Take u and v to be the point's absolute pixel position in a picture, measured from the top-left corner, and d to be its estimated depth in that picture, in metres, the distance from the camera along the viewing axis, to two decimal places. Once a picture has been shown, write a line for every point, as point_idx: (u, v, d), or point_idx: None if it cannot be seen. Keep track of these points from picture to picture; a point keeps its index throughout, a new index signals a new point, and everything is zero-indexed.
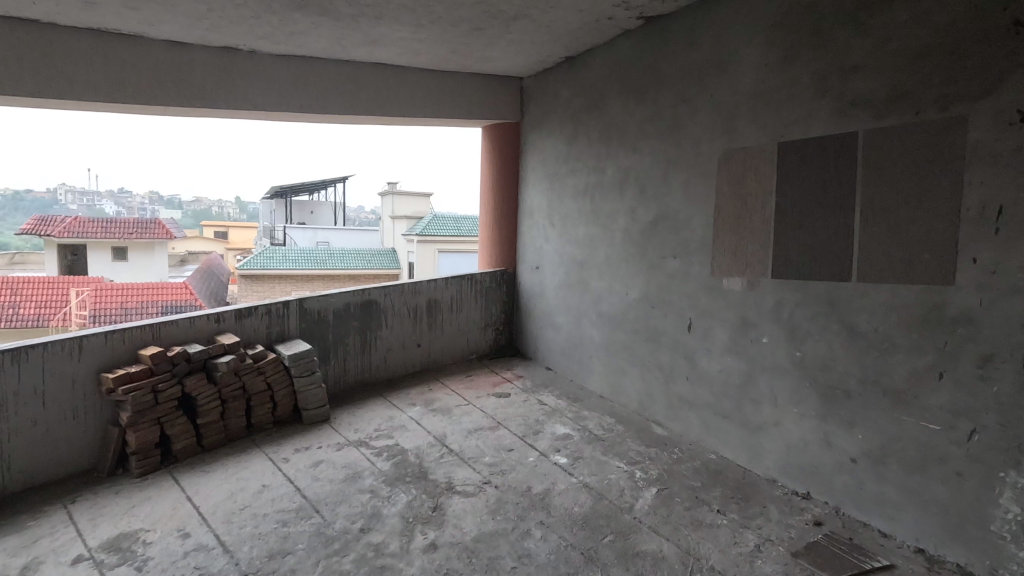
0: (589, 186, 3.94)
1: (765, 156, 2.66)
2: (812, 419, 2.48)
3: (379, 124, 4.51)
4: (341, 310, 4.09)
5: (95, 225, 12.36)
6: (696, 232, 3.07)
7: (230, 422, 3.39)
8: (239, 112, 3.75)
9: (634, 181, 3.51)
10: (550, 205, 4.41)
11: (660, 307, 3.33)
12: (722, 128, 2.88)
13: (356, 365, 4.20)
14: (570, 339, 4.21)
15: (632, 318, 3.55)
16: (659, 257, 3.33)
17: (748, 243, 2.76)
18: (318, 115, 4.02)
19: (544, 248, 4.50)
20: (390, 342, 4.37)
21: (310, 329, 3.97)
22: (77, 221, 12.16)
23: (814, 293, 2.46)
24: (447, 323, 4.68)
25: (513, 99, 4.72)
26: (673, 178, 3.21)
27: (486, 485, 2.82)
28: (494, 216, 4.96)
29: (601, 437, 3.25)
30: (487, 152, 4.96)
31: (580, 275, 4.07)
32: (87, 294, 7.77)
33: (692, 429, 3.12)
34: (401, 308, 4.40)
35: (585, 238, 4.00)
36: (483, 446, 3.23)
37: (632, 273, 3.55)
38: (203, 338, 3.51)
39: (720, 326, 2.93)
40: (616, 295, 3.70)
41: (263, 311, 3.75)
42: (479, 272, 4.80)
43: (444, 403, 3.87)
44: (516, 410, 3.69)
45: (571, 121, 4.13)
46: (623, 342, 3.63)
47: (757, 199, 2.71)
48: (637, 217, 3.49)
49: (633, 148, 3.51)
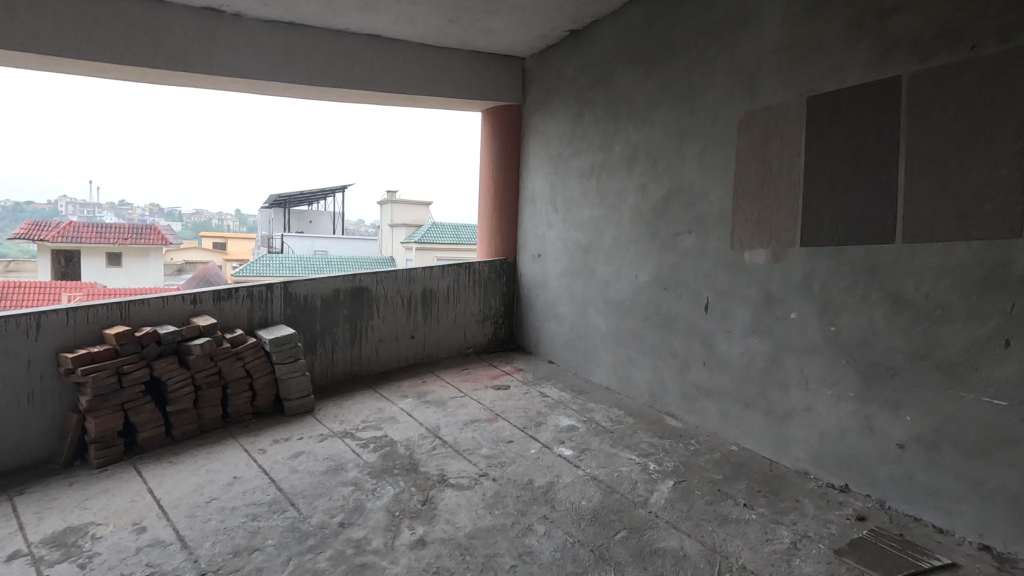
0: (595, 165, 3.70)
1: (792, 113, 2.42)
2: (850, 402, 2.20)
3: (373, 103, 4.29)
4: (329, 296, 3.82)
5: (89, 229, 12.17)
6: (713, 203, 2.81)
7: (204, 412, 3.10)
8: (222, 82, 3.54)
9: (644, 154, 3.27)
10: (553, 189, 4.16)
11: (673, 289, 3.06)
12: (743, 88, 2.64)
13: (344, 356, 3.92)
14: (574, 330, 3.93)
15: (642, 302, 3.28)
16: (672, 234, 3.07)
17: (773, 211, 2.51)
18: (308, 89, 3.80)
19: (547, 235, 4.25)
20: (382, 333, 4.10)
21: (295, 315, 3.70)
22: (71, 226, 11.98)
23: (850, 260, 2.20)
24: (444, 314, 4.40)
25: (514, 80, 4.50)
26: (687, 147, 2.97)
27: (482, 478, 2.53)
28: (494, 203, 4.72)
29: (609, 430, 2.96)
30: (486, 137, 4.73)
31: (585, 260, 3.80)
32: (78, 296, 7.58)
33: (710, 420, 2.84)
34: (394, 296, 4.13)
35: (591, 221, 3.75)
36: (479, 438, 2.94)
37: (642, 254, 3.29)
38: (176, 320, 3.23)
39: (742, 304, 2.66)
40: (624, 279, 3.44)
41: (244, 294, 3.48)
42: (478, 262, 4.54)
43: (438, 396, 3.58)
44: (517, 402, 3.40)
45: (575, 98, 3.90)
46: (633, 329, 3.36)
47: (783, 161, 2.46)
48: (647, 193, 3.24)
49: (643, 120, 3.28)
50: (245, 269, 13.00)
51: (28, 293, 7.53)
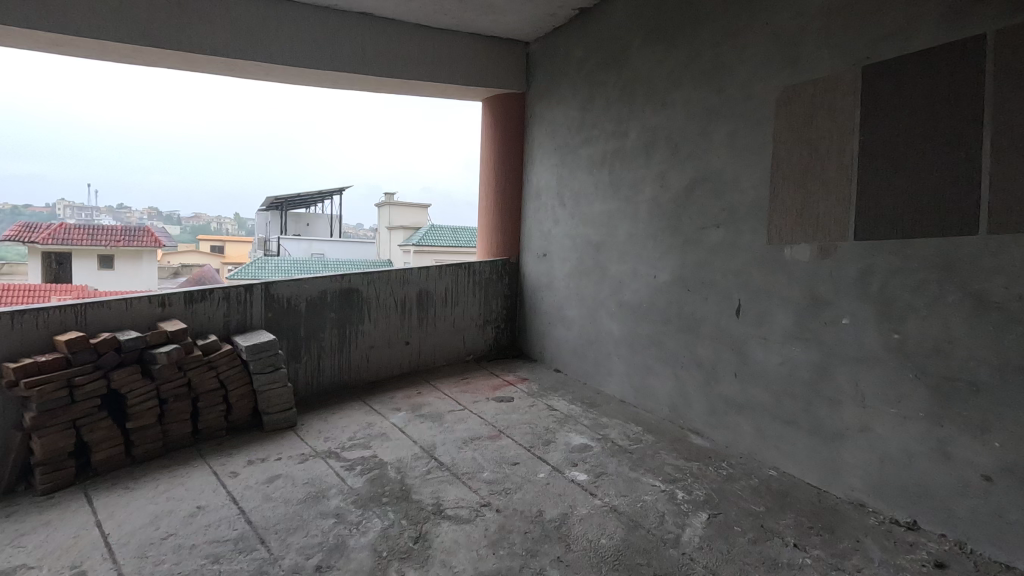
0: (608, 154, 3.37)
1: (845, 85, 2.09)
2: (919, 423, 1.87)
3: (365, 89, 3.97)
4: (315, 298, 3.48)
5: (81, 232, 11.91)
6: (746, 192, 2.48)
7: (170, 428, 2.75)
8: (196, 61, 3.23)
9: (665, 140, 2.94)
10: (561, 182, 3.83)
11: (698, 290, 2.73)
12: (782, 59, 2.32)
13: (332, 364, 3.58)
14: (584, 336, 3.59)
15: (662, 305, 2.95)
16: (696, 228, 2.74)
17: (820, 200, 2.18)
18: (292, 71, 3.48)
19: (553, 232, 3.92)
20: (374, 338, 3.76)
21: (277, 320, 3.36)
22: (62, 227, 11.73)
23: (918, 255, 1.87)
24: (441, 318, 4.06)
25: (518, 65, 4.18)
26: (715, 130, 2.64)
27: (484, 509, 2.19)
28: (495, 198, 4.38)
29: (627, 450, 2.62)
30: (487, 127, 4.40)
31: (596, 259, 3.47)
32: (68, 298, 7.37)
33: (743, 439, 2.50)
34: (386, 299, 3.79)
35: (603, 216, 3.41)
36: (480, 459, 2.60)
37: (662, 251, 2.96)
38: (141, 324, 2.88)
39: (781, 307, 2.33)
40: (641, 280, 3.10)
41: (220, 295, 3.13)
42: (478, 262, 4.21)
43: (435, 409, 3.24)
44: (521, 417, 3.06)
45: (585, 82, 3.57)
46: (651, 335, 3.02)
47: (833, 142, 2.13)
48: (668, 183, 2.91)
49: (663, 102, 2.95)
50: (239, 273, 12.65)
51: (17, 294, 7.25)
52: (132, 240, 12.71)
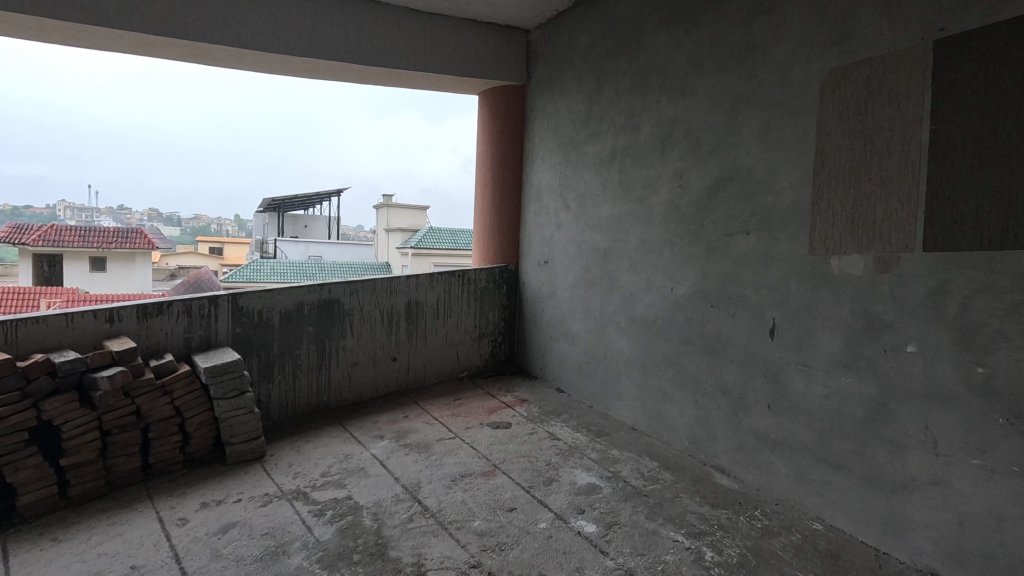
0: (618, 151, 3.01)
1: (910, 65, 1.73)
2: (1013, 480, 1.50)
3: (350, 79, 3.60)
4: (291, 311, 3.13)
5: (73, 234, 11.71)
6: (783, 193, 2.12)
7: (114, 463, 2.39)
8: (154, 44, 2.87)
9: (684, 134, 2.58)
10: (564, 182, 3.47)
11: (724, 306, 2.37)
12: (829, 35, 1.95)
13: (309, 384, 3.22)
14: (589, 354, 3.23)
15: (680, 322, 2.59)
16: (722, 235, 2.38)
17: (877, 203, 1.82)
18: (265, 58, 3.13)
19: (556, 237, 3.56)
20: (358, 355, 3.40)
21: (247, 335, 2.99)
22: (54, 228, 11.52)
23: (1011, 272, 1.51)
24: (432, 332, 3.70)
25: (517, 54, 3.82)
26: (745, 121, 2.27)
27: (474, 572, 1.82)
28: (492, 200, 4.03)
29: (642, 493, 2.26)
30: (484, 122, 4.04)
31: (604, 268, 3.11)
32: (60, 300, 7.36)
33: (778, 482, 2.14)
34: (372, 311, 3.42)
35: (612, 221, 3.05)
36: (471, 503, 2.23)
37: (680, 261, 2.60)
38: (85, 343, 2.52)
39: (827, 329, 1.96)
40: (656, 293, 2.74)
41: (179, 308, 2.77)
42: (474, 269, 3.86)
43: (422, 437, 2.88)
44: (520, 448, 2.70)
45: (592, 71, 3.21)
46: (667, 356, 2.66)
47: (895, 133, 1.77)
48: (687, 183, 2.55)
49: (682, 90, 2.59)
50: (234, 276, 12.32)
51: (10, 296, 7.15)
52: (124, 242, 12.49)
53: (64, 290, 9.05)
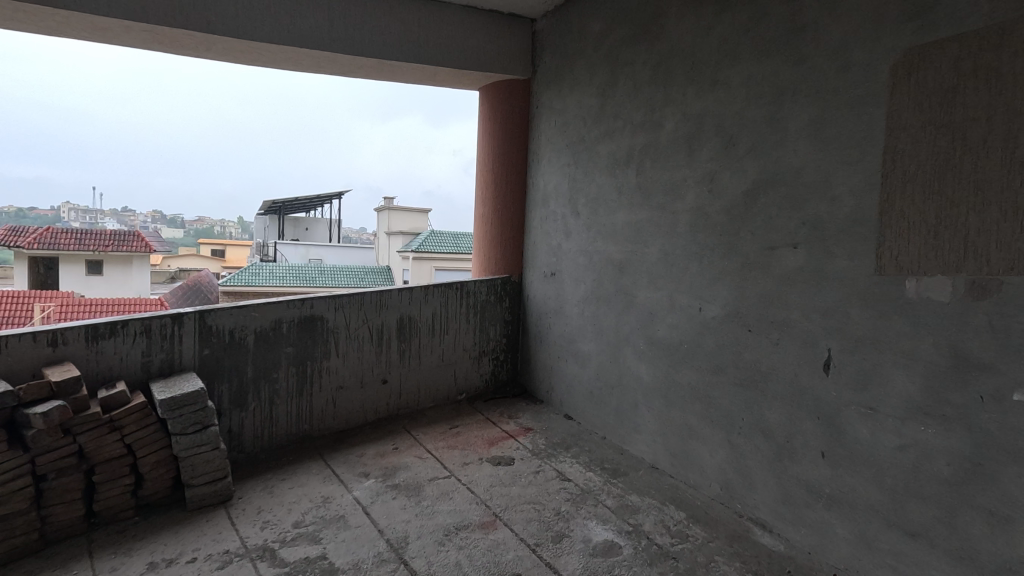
0: (636, 151, 2.66)
1: (1017, 40, 1.38)
2: None
3: (336, 72, 3.26)
4: (267, 330, 2.78)
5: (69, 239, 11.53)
6: (841, 200, 1.77)
7: (51, 513, 2.05)
8: (111, 28, 2.54)
9: (716, 130, 2.23)
10: (574, 185, 3.13)
11: (764, 332, 2.02)
12: (903, 8, 1.60)
13: (288, 411, 2.88)
14: (602, 379, 2.88)
15: (711, 349, 2.24)
16: (762, 248, 2.03)
17: (972, 213, 1.46)
18: (239, 46, 2.80)
19: (565, 246, 3.21)
20: (343, 377, 3.05)
21: (216, 358, 2.65)
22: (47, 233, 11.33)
23: None
24: (427, 351, 3.35)
25: (521, 45, 3.48)
26: (792, 114, 1.92)
27: None
28: (494, 205, 3.69)
29: (670, 555, 1.91)
30: (485, 120, 3.70)
31: (619, 283, 2.76)
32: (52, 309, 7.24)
33: (835, 547, 1.79)
34: (359, 328, 3.08)
35: (628, 230, 2.70)
36: (467, 567, 1.89)
37: (710, 277, 2.25)
38: (22, 372, 2.18)
39: (900, 367, 1.61)
40: (680, 313, 2.39)
41: (136, 329, 2.42)
42: (473, 281, 3.51)
43: (413, 476, 2.53)
44: (524, 492, 2.35)
45: (605, 62, 2.86)
46: (694, 387, 2.31)
47: (995, 126, 1.42)
48: (719, 188, 2.21)
49: (713, 81, 2.24)
50: (231, 279, 12.01)
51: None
52: (120, 246, 12.25)
53: (58, 294, 8.80)
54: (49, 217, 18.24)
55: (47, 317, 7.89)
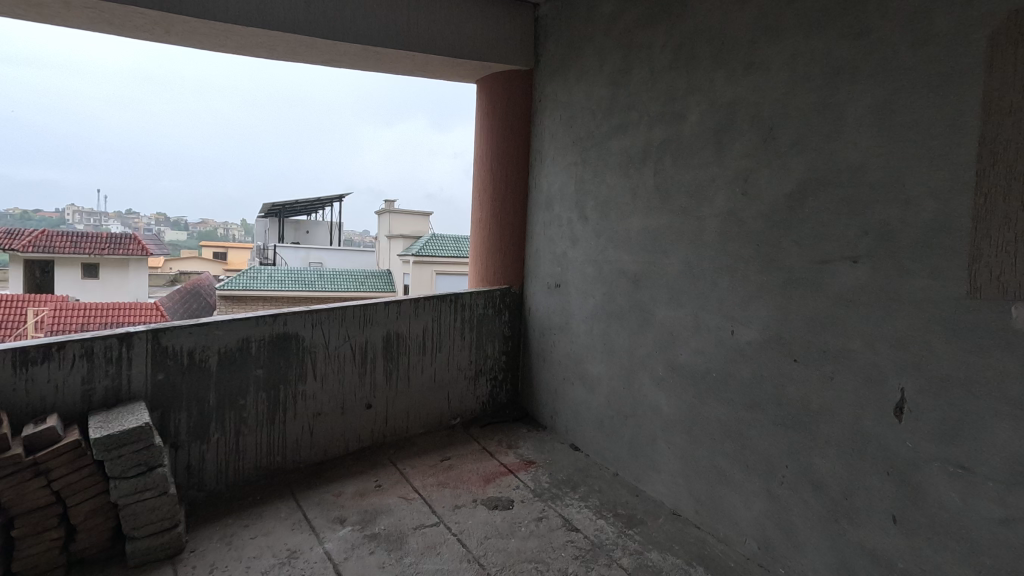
0: (654, 147, 2.32)
1: None
2: None
3: (316, 60, 2.93)
4: (232, 351, 2.44)
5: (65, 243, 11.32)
6: (918, 204, 1.42)
7: None
8: (50, 5, 2.22)
9: (750, 121, 1.89)
10: (582, 186, 2.78)
11: (814, 364, 1.67)
12: None
13: (258, 443, 2.54)
14: (613, 407, 2.53)
15: (746, 380, 1.89)
16: (811, 262, 1.68)
17: None
18: (201, 28, 2.47)
19: (572, 254, 2.87)
20: (322, 402, 2.71)
21: (172, 384, 2.31)
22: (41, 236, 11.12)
23: None
24: (417, 371, 3.01)
25: (521, 32, 3.14)
26: (852, 98, 1.58)
27: None
28: (493, 209, 3.35)
29: None
30: (484, 115, 3.37)
31: (633, 298, 2.42)
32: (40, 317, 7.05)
33: None
34: (339, 347, 2.74)
35: (644, 238, 2.36)
36: None
37: (743, 295, 1.91)
38: None
39: (1003, 418, 1.27)
40: (707, 336, 2.05)
41: (75, 352, 2.09)
42: (469, 293, 3.17)
43: (397, 521, 2.19)
44: (525, 545, 2.01)
45: (618, 47, 2.53)
46: (725, 424, 1.97)
47: None
48: (755, 190, 1.87)
49: (747, 64, 1.90)
50: (229, 282, 11.68)
51: None
52: (116, 249, 11.98)
53: (50, 298, 8.51)
54: (48, 219, 17.94)
55: (40, 326, 7.67)
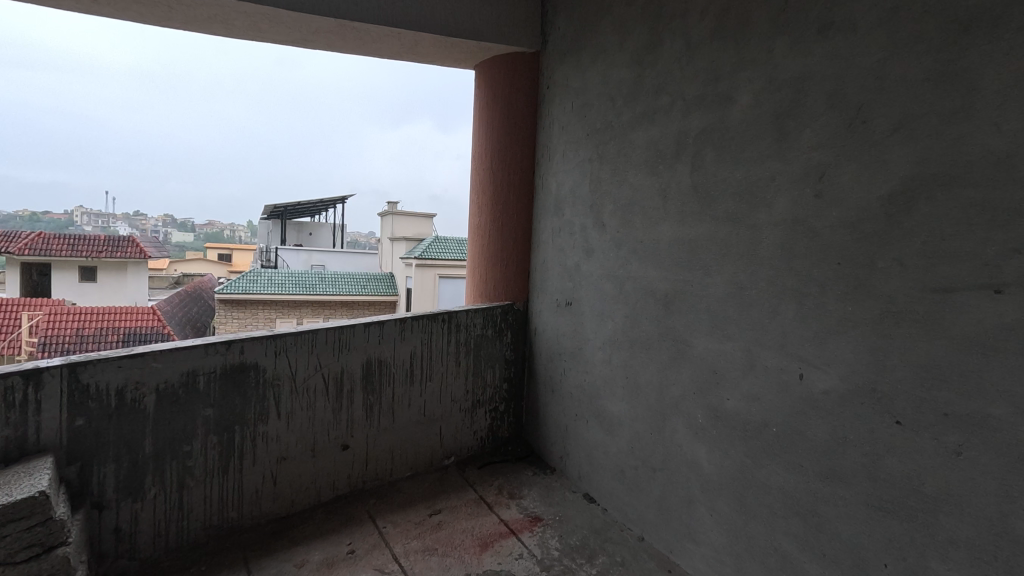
0: (690, 138, 1.86)
1: None
2: None
3: (287, 37, 2.49)
4: (173, 387, 1.99)
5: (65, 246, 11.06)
6: None
7: None
8: None
9: (827, 100, 1.43)
10: (599, 186, 2.33)
11: (928, 432, 1.21)
12: None
13: (206, 497, 2.10)
14: (637, 456, 2.08)
15: (820, 442, 1.44)
16: (922, 290, 1.22)
17: None
18: None
19: (586, 267, 2.41)
20: (287, 446, 2.27)
21: (96, 431, 1.85)
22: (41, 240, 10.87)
23: None
24: (404, 403, 2.56)
25: (525, 7, 2.69)
26: (990, 62, 1.12)
27: None
28: (493, 213, 2.90)
29: None
30: (485, 104, 2.91)
31: (663, 324, 1.97)
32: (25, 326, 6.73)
33: None
34: (309, 379, 2.29)
35: (677, 251, 1.91)
36: None
37: (817, 329, 1.45)
38: None
39: None
40: (764, 379, 1.59)
41: None
42: (465, 311, 2.72)
43: None
44: None
45: (643, 17, 2.07)
46: (791, 496, 1.52)
47: None
48: (834, 191, 1.41)
49: (821, 25, 1.44)
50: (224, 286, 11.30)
51: None
52: (116, 252, 11.68)
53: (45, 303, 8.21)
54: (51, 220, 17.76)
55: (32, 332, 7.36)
